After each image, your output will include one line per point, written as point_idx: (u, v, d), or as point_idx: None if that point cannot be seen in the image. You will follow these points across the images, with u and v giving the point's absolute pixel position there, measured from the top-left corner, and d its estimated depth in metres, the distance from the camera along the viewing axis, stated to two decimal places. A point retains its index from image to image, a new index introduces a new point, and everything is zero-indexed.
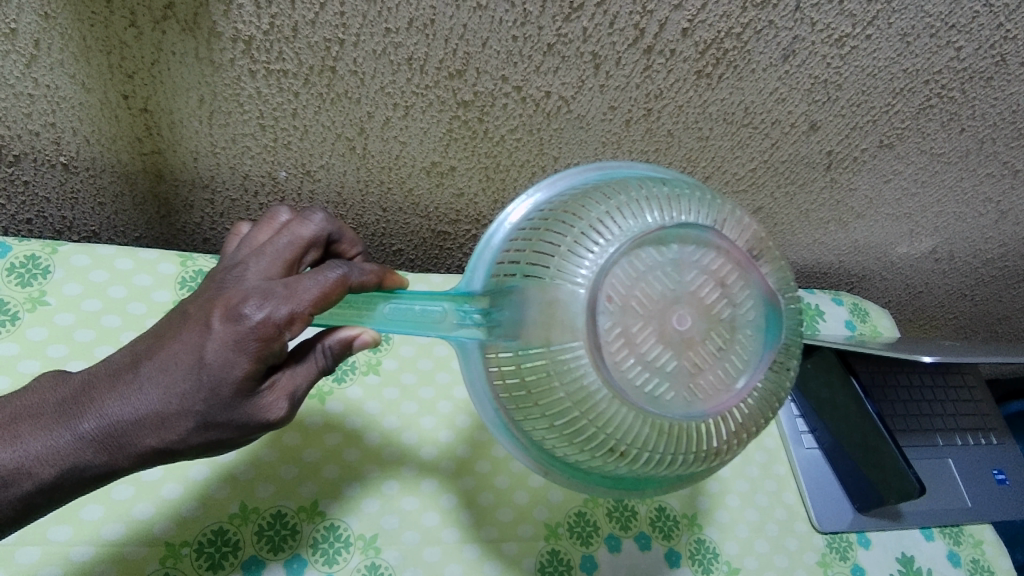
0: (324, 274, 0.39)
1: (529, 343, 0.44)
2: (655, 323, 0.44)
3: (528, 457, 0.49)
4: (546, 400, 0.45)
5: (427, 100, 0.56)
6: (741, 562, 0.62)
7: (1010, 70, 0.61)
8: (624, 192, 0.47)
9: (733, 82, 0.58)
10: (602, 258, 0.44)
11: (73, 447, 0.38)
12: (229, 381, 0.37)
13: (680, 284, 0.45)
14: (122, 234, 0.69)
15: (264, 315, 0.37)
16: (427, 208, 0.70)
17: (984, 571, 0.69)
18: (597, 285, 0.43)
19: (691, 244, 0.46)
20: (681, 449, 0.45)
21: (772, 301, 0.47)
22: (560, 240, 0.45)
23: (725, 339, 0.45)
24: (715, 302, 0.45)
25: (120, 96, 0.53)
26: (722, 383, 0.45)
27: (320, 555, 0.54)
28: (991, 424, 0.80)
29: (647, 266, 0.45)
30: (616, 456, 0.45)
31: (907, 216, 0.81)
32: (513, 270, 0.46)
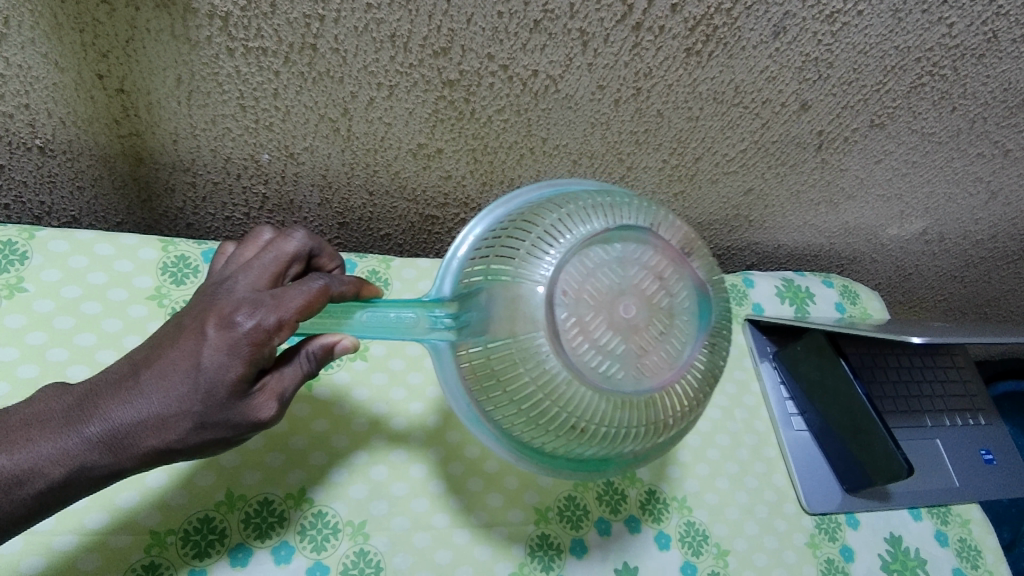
0: (307, 284, 0.41)
1: (495, 336, 0.45)
2: (606, 313, 0.44)
3: (501, 446, 0.48)
4: (513, 384, 0.45)
5: (412, 79, 0.55)
6: (731, 544, 0.62)
7: (1001, 47, 0.60)
8: (570, 202, 0.48)
9: (723, 60, 0.57)
10: (556, 259, 0.45)
11: (80, 449, 0.37)
12: (224, 384, 0.37)
13: (626, 278, 0.45)
14: (103, 219, 0.68)
15: (255, 321, 0.38)
16: (414, 191, 0.69)
17: (971, 551, 0.69)
18: (552, 280, 0.44)
19: (632, 242, 0.46)
20: (633, 420, 0.45)
21: (704, 291, 0.47)
22: (518, 245, 0.46)
23: (667, 323, 0.45)
24: (656, 292, 0.45)
25: (95, 75, 0.51)
26: (667, 361, 0.45)
27: (308, 542, 0.53)
28: (979, 405, 0.80)
29: (596, 263, 0.45)
30: (578, 433, 0.45)
31: (897, 197, 0.81)
32: (479, 275, 0.47)
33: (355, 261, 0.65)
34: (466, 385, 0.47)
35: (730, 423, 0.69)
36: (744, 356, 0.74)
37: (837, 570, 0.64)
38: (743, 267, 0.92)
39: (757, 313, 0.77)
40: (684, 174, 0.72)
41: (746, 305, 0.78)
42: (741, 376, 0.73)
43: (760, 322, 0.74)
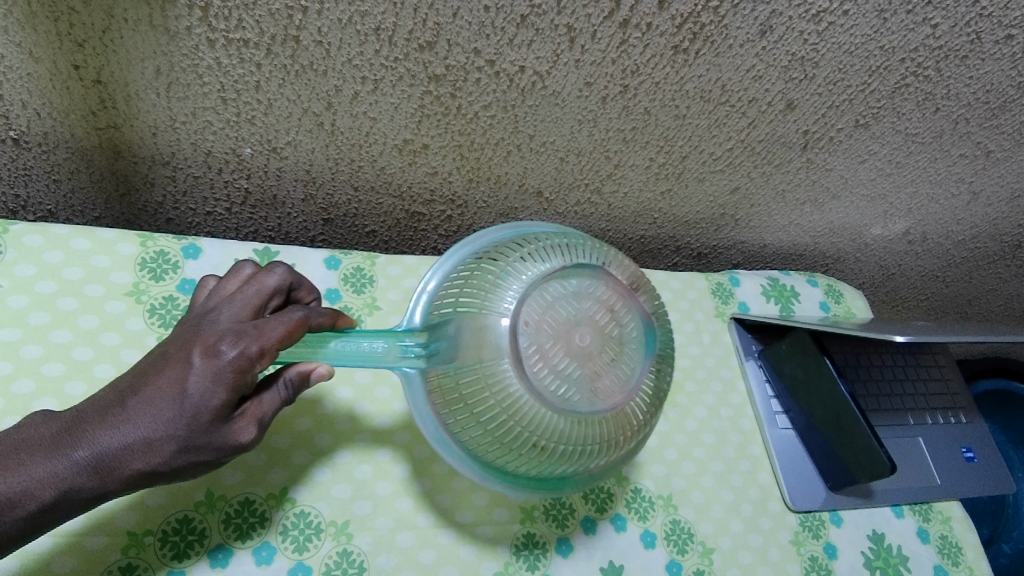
0: (286, 315, 0.43)
1: (464, 362, 0.48)
2: (563, 341, 0.48)
3: (469, 468, 0.50)
4: (481, 408, 0.48)
5: (397, 73, 0.54)
6: (715, 542, 0.62)
7: (983, 49, 0.61)
8: (530, 242, 0.53)
9: (710, 58, 0.57)
10: (519, 293, 0.49)
11: (69, 472, 0.37)
12: (209, 410, 0.38)
13: (580, 310, 0.49)
14: (81, 214, 0.66)
15: (239, 350, 0.39)
16: (400, 187, 0.69)
17: (953, 548, 0.70)
18: (515, 313, 0.48)
19: (586, 279, 0.51)
20: (587, 436, 0.48)
21: (649, 321, 0.52)
22: (486, 280, 0.51)
23: (617, 351, 0.49)
24: (607, 322, 0.50)
25: (71, 66, 0.50)
26: (618, 385, 0.49)
27: (290, 542, 0.52)
28: (960, 404, 0.81)
29: (554, 296, 0.50)
30: (538, 451, 0.48)
31: (881, 197, 0.81)
32: (450, 307, 0.51)
33: (340, 259, 0.64)
34: (436, 407, 0.50)
35: (715, 421, 0.69)
36: (730, 354, 0.74)
37: (820, 568, 0.64)
38: (729, 266, 0.92)
39: (743, 312, 0.77)
40: (671, 172, 0.72)
41: (732, 303, 0.78)
42: (727, 374, 0.73)
43: (746, 320, 0.74)
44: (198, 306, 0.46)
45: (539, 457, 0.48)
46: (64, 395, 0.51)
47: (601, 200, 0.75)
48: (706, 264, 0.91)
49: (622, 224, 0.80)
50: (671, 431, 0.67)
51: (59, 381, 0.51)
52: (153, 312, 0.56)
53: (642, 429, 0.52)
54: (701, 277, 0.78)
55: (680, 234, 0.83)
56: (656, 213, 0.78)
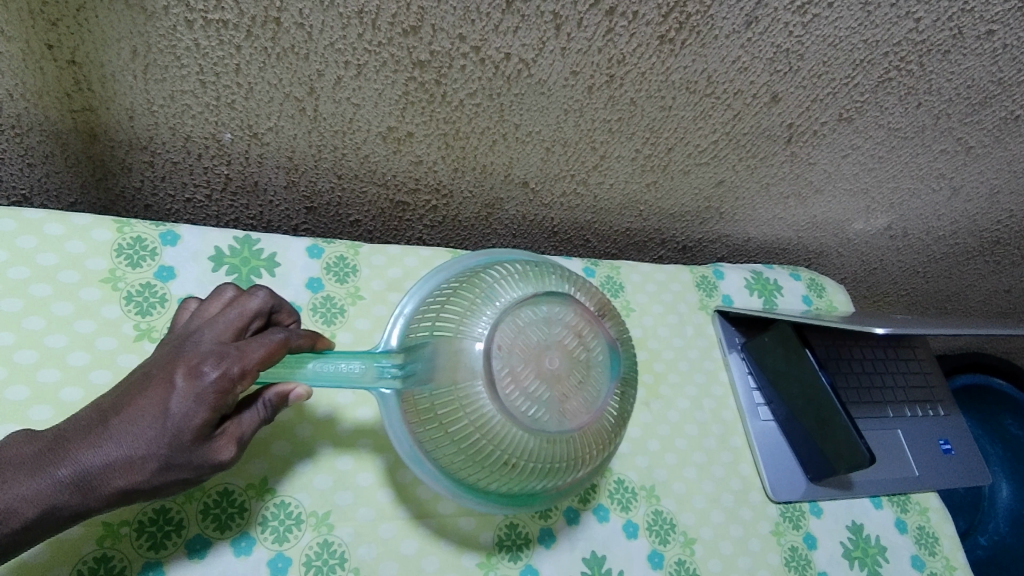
0: (267, 338, 0.43)
1: (440, 384, 0.48)
2: (534, 365, 0.48)
3: (441, 484, 0.51)
4: (455, 427, 0.48)
5: (381, 58, 0.53)
6: (697, 532, 0.62)
7: (966, 44, 0.61)
8: (503, 268, 0.54)
9: (696, 48, 0.57)
10: (493, 318, 0.49)
11: (50, 490, 0.37)
12: (190, 429, 0.39)
13: (550, 335, 0.49)
14: (56, 199, 0.65)
15: (220, 371, 0.40)
16: (384, 176, 0.68)
17: (930, 538, 0.71)
18: (489, 337, 0.48)
19: (557, 305, 0.51)
20: (555, 455, 0.48)
21: (614, 346, 0.52)
22: (461, 304, 0.51)
23: (584, 374, 0.49)
24: (575, 346, 0.50)
25: (44, 45, 0.49)
26: (585, 406, 0.49)
27: (270, 533, 0.51)
28: (939, 397, 0.82)
29: (526, 321, 0.49)
30: (508, 469, 0.48)
31: (864, 191, 0.82)
32: (427, 330, 0.51)
33: (322, 247, 0.63)
34: (410, 426, 0.50)
35: (699, 413, 0.69)
36: (713, 346, 0.75)
37: (800, 558, 0.65)
38: (714, 259, 0.93)
39: (727, 304, 0.78)
40: (657, 164, 0.72)
41: (716, 296, 0.78)
42: (710, 366, 0.73)
43: (729, 313, 0.75)
44: (179, 327, 0.46)
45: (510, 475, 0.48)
46: (37, 383, 0.50)
47: (587, 191, 0.75)
48: (691, 257, 0.91)
49: (608, 216, 0.80)
50: (654, 423, 0.67)
51: (32, 368, 0.50)
52: (131, 300, 0.55)
53: (608, 448, 0.51)
54: (685, 270, 0.79)
55: (665, 227, 0.83)
56: (642, 204, 0.78)
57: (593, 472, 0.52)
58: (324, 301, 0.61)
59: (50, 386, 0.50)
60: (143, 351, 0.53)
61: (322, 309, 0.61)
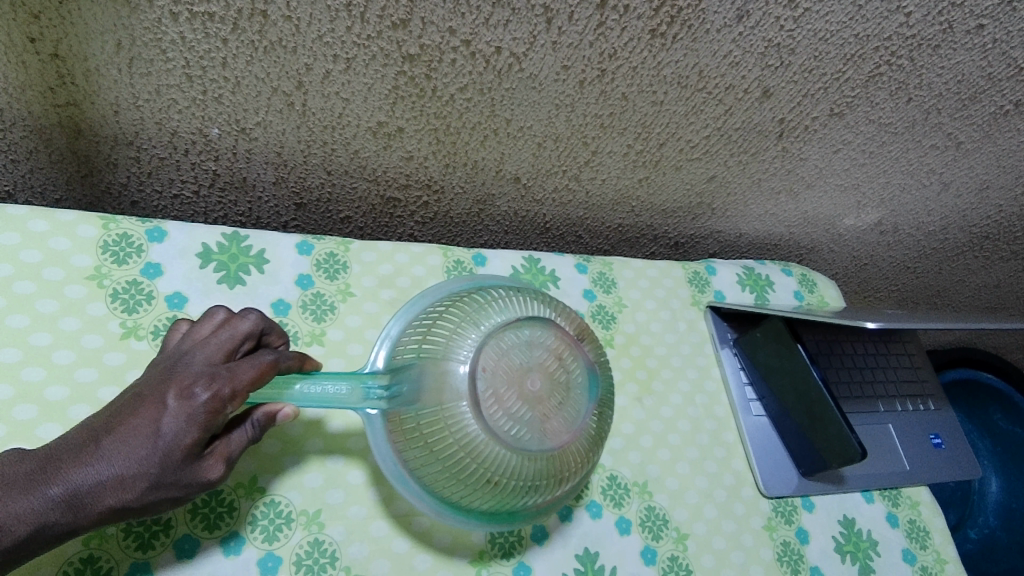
0: (257, 358, 0.44)
1: (425, 405, 0.48)
2: (516, 386, 0.48)
3: (425, 502, 0.50)
4: (440, 445, 0.48)
5: (370, 52, 0.53)
6: (689, 528, 0.62)
7: (956, 39, 0.61)
8: (486, 292, 0.55)
9: (687, 43, 0.56)
10: (477, 341, 0.50)
11: (41, 509, 0.36)
12: (181, 448, 0.39)
13: (532, 357, 0.50)
14: (40, 195, 0.64)
15: (211, 393, 0.40)
16: (374, 172, 0.67)
17: (921, 531, 0.71)
18: (473, 359, 0.49)
19: (539, 328, 0.51)
20: (537, 473, 0.48)
21: (594, 369, 0.52)
22: (447, 329, 0.51)
23: (565, 395, 0.50)
24: (556, 368, 0.50)
25: (26, 38, 0.48)
26: (566, 426, 0.49)
27: (259, 532, 0.51)
28: (929, 391, 0.83)
29: (509, 344, 0.50)
30: (491, 487, 0.48)
31: (854, 187, 0.82)
32: (413, 352, 0.51)
33: (312, 243, 0.63)
34: (396, 446, 0.50)
35: (691, 409, 0.69)
36: (705, 342, 0.75)
37: (792, 553, 0.65)
38: (706, 255, 0.93)
39: (718, 299, 0.78)
40: (649, 160, 0.71)
41: (708, 292, 0.78)
42: (703, 362, 0.73)
43: (721, 308, 0.75)
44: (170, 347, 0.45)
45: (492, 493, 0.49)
46: (21, 382, 0.49)
47: (579, 187, 0.74)
48: (683, 254, 0.91)
49: (600, 212, 0.79)
50: (646, 420, 0.67)
51: (16, 366, 0.49)
52: (117, 297, 0.54)
53: (586, 466, 0.52)
54: (677, 266, 0.79)
55: (657, 223, 0.83)
56: (634, 201, 0.78)
57: (571, 489, 0.53)
58: (315, 298, 0.61)
59: (35, 385, 0.49)
60: (130, 349, 0.53)
61: (312, 305, 0.60)
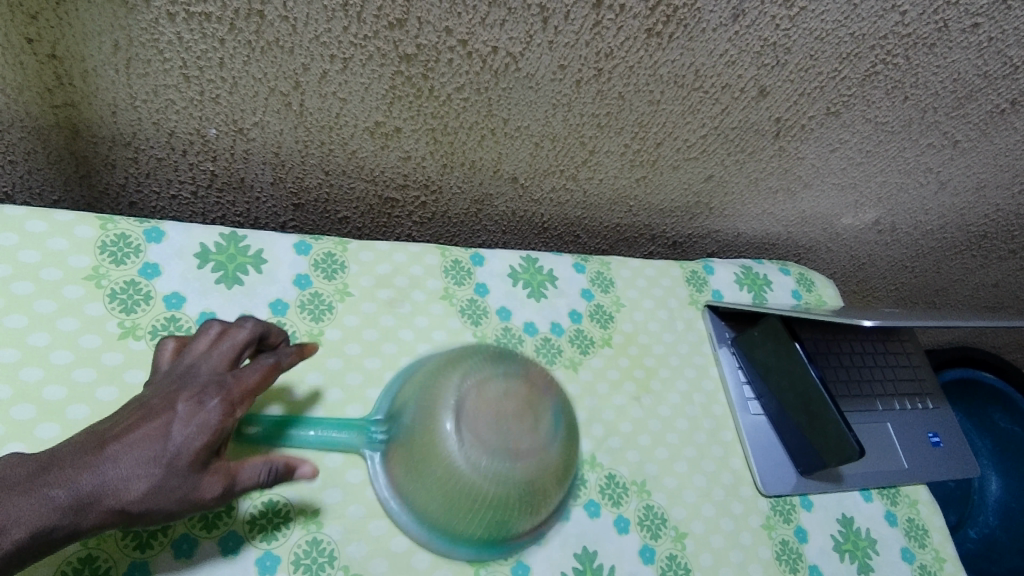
0: (258, 362, 0.46)
1: (415, 440, 0.52)
2: (492, 421, 0.51)
3: (418, 531, 0.53)
4: (428, 476, 0.51)
5: (367, 52, 0.53)
6: (688, 527, 0.62)
7: (951, 37, 0.61)
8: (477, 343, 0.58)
9: (683, 42, 0.57)
10: (460, 381, 0.53)
11: (43, 511, 0.37)
12: (188, 452, 0.40)
13: (507, 393, 0.52)
14: (39, 196, 0.64)
15: (220, 399, 0.42)
16: (372, 172, 0.67)
17: (919, 530, 0.71)
18: (455, 398, 0.52)
19: (516, 373, 0.55)
20: (513, 501, 0.51)
21: (564, 404, 0.55)
22: (435, 373, 0.55)
23: (537, 428, 0.52)
24: (531, 404, 0.53)
25: (23, 40, 0.48)
26: (539, 458, 0.52)
27: (257, 532, 0.51)
28: (928, 390, 0.83)
29: (488, 384, 0.53)
30: (473, 514, 0.51)
31: (852, 186, 0.82)
32: (408, 394, 0.55)
33: (310, 243, 0.63)
34: (392, 478, 0.54)
35: (689, 408, 0.70)
36: (703, 341, 0.75)
37: (790, 551, 0.65)
38: (704, 255, 0.93)
39: (716, 298, 0.78)
40: (646, 159, 0.72)
41: (706, 291, 0.78)
42: (700, 360, 0.73)
43: (719, 307, 0.75)
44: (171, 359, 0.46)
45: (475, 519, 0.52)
46: (19, 382, 0.49)
47: (577, 187, 0.75)
48: (681, 254, 0.91)
49: (597, 212, 0.80)
50: (644, 418, 0.67)
51: (14, 366, 0.49)
52: (115, 297, 0.54)
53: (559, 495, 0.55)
54: (675, 266, 0.79)
55: (655, 223, 0.83)
56: (631, 200, 0.78)
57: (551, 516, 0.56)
58: (312, 298, 0.61)
59: (33, 385, 0.49)
60: (128, 349, 0.53)
61: (310, 305, 0.60)
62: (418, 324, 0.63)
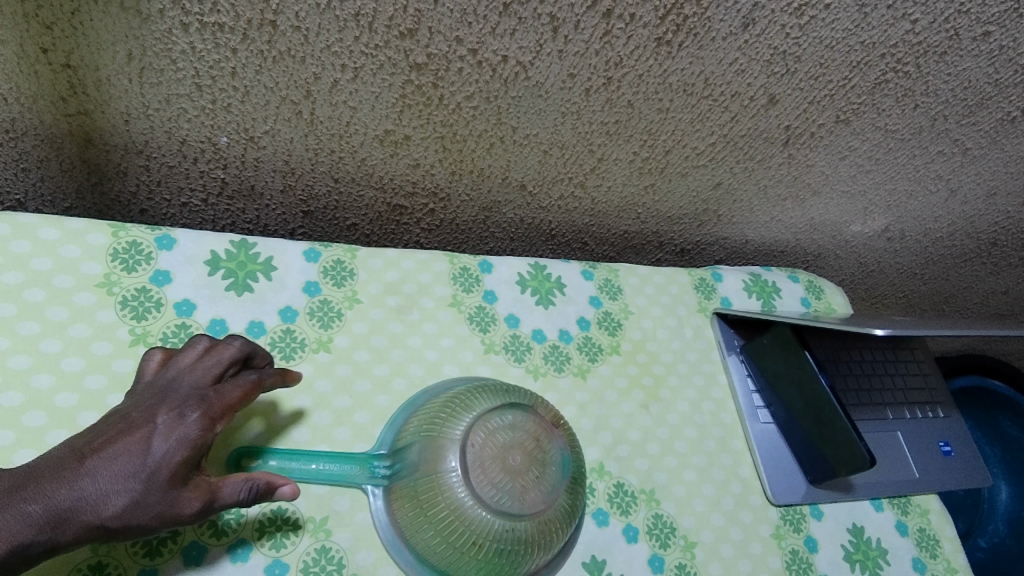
0: (240, 379, 0.47)
1: (422, 475, 0.52)
2: (499, 461, 0.52)
3: (418, 570, 0.53)
4: (433, 511, 0.51)
5: (377, 61, 0.53)
6: (697, 536, 0.62)
7: (962, 46, 0.61)
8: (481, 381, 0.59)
9: (693, 51, 0.57)
10: (468, 420, 0.54)
11: (20, 525, 0.37)
12: (168, 467, 0.41)
13: (514, 434, 0.53)
14: (51, 203, 0.64)
15: (201, 412, 0.43)
16: (381, 179, 0.68)
17: (930, 540, 0.71)
18: (464, 436, 0.53)
19: (521, 413, 0.55)
20: (516, 538, 0.51)
21: (566, 450, 0.55)
22: (442, 410, 0.55)
23: (541, 472, 0.53)
24: (537, 446, 0.54)
25: (38, 49, 0.48)
26: (543, 498, 0.52)
27: (267, 539, 0.50)
28: (939, 398, 0.82)
29: (496, 425, 0.54)
30: (476, 550, 0.51)
31: (861, 193, 0.82)
32: (414, 427, 0.55)
33: (319, 251, 0.63)
34: (394, 515, 0.53)
35: (697, 416, 0.69)
36: (712, 348, 0.75)
37: (801, 561, 0.64)
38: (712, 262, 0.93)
39: (725, 306, 0.78)
40: (654, 167, 0.72)
41: (715, 299, 0.78)
42: (708, 368, 0.73)
43: (728, 315, 0.75)
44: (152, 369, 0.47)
45: (478, 556, 0.51)
46: (30, 389, 0.49)
47: (585, 194, 0.75)
48: (688, 261, 0.91)
49: (605, 219, 0.79)
50: (653, 426, 0.66)
51: (25, 373, 0.49)
52: (126, 304, 0.55)
53: (559, 538, 0.54)
54: (683, 273, 0.79)
55: (663, 230, 0.83)
56: (639, 207, 0.78)
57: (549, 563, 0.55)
58: (322, 305, 0.61)
59: (44, 393, 0.49)
60: (139, 355, 0.53)
61: (319, 312, 0.60)
62: (427, 332, 0.64)
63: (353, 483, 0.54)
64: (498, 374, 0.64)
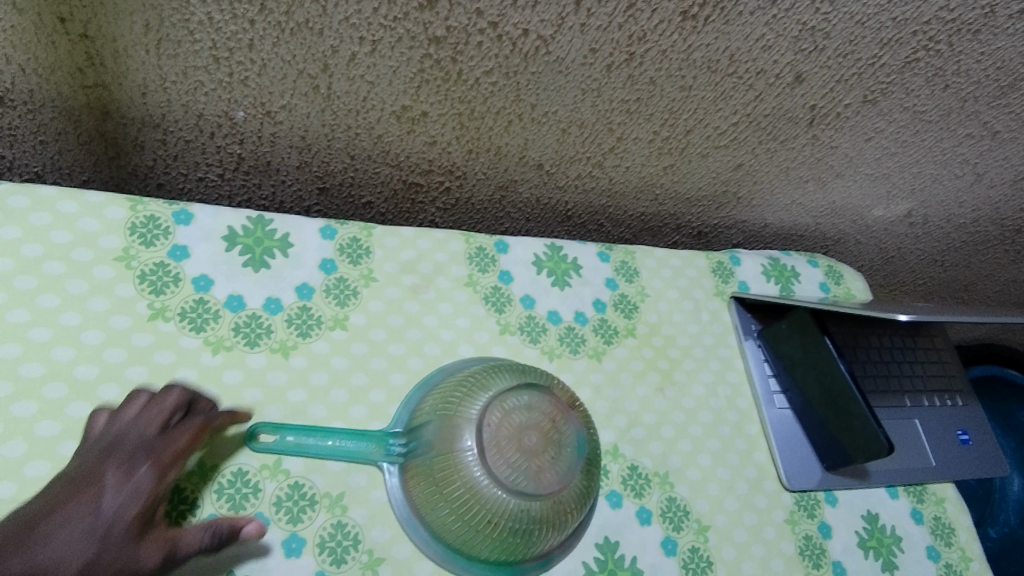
0: (186, 424, 0.46)
1: (437, 454, 0.52)
2: (514, 441, 0.52)
3: (433, 548, 0.53)
4: (448, 489, 0.51)
5: (396, 34, 0.52)
6: (711, 520, 0.62)
7: (997, 23, 0.59)
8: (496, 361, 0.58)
9: (719, 26, 0.55)
10: (484, 400, 0.54)
11: None
12: (123, 522, 0.40)
13: (529, 415, 0.53)
14: (68, 176, 0.64)
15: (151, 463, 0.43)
16: (397, 157, 0.67)
17: (945, 529, 0.70)
18: (479, 416, 0.52)
19: (536, 394, 0.55)
20: (531, 517, 0.51)
21: (582, 431, 0.55)
22: (458, 390, 0.55)
23: (556, 453, 0.53)
24: (552, 426, 0.53)
25: (56, 19, 0.48)
26: (558, 479, 0.52)
27: (283, 514, 0.50)
28: (958, 386, 0.81)
29: (511, 404, 0.53)
30: (491, 529, 0.51)
31: (884, 176, 0.80)
32: (429, 406, 0.55)
33: (335, 228, 0.63)
34: (409, 492, 0.53)
35: (714, 400, 0.69)
36: (729, 332, 0.74)
37: (815, 547, 0.64)
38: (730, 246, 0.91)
39: (742, 290, 0.77)
40: (674, 147, 0.70)
41: (733, 282, 0.77)
42: (725, 353, 0.72)
43: (746, 299, 0.74)
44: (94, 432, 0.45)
45: (492, 535, 0.51)
46: (50, 360, 0.49)
47: (603, 174, 0.74)
48: (705, 244, 0.90)
49: (622, 200, 0.78)
50: (668, 410, 0.66)
51: (45, 345, 0.49)
52: (145, 278, 0.54)
53: (573, 519, 0.54)
54: (701, 255, 0.78)
55: (681, 212, 0.82)
56: (658, 188, 0.77)
57: (562, 544, 0.55)
58: (338, 283, 0.61)
59: (64, 365, 0.49)
60: (157, 330, 0.53)
61: (335, 290, 0.60)
62: (442, 311, 0.63)
63: (369, 459, 0.54)
64: (514, 355, 0.64)
